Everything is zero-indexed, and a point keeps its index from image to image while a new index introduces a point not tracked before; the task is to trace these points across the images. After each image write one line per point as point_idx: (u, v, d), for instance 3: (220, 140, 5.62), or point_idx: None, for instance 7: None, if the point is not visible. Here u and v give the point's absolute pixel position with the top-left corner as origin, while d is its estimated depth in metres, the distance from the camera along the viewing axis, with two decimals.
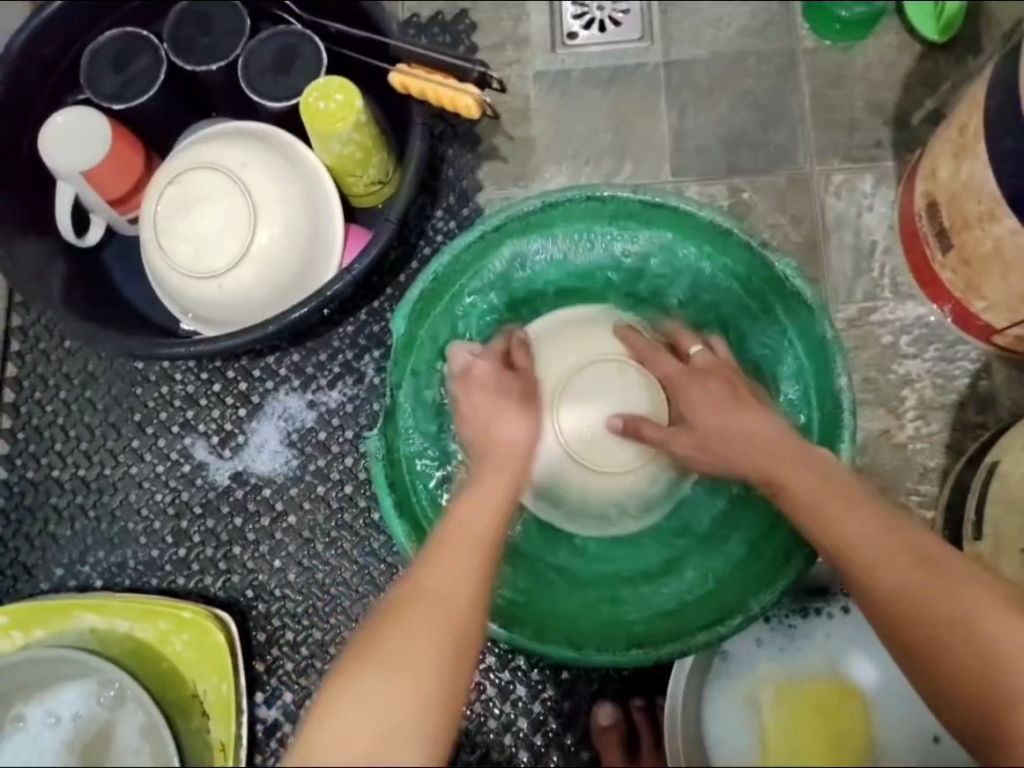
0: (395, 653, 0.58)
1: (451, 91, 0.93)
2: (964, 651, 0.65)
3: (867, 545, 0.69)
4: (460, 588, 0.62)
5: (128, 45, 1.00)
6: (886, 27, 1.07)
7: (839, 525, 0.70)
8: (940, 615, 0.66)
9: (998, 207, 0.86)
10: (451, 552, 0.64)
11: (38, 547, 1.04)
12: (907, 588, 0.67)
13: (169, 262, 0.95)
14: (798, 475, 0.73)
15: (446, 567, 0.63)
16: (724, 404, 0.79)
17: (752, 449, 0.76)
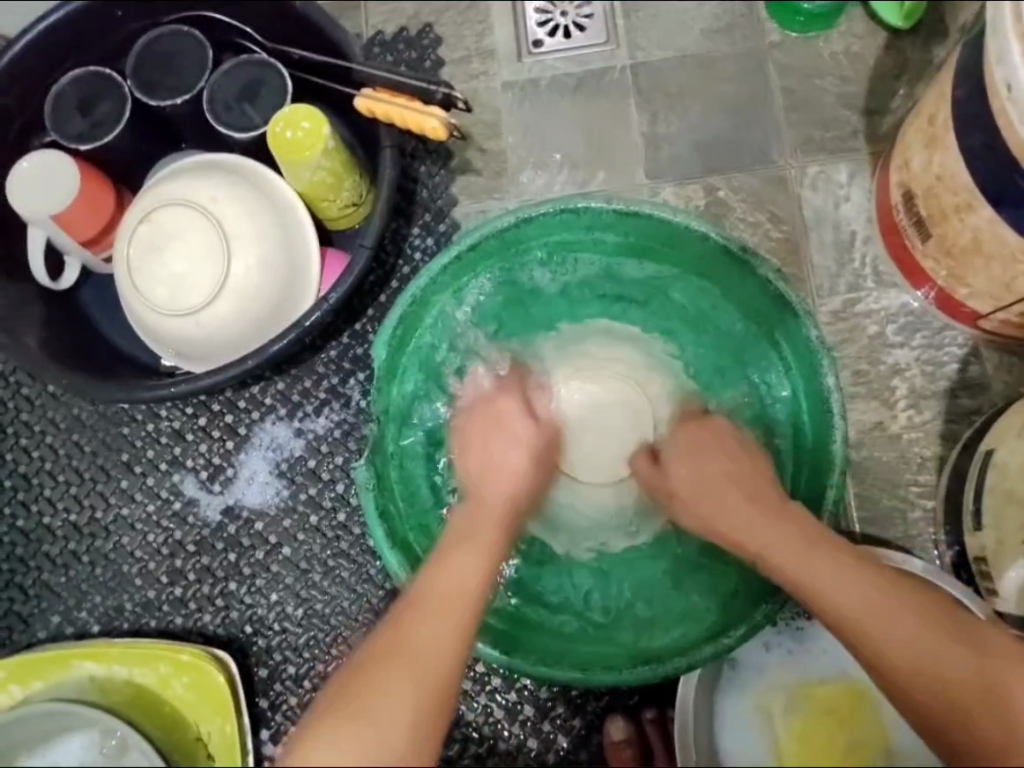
0: (388, 689, 0.61)
1: (416, 113, 0.92)
2: (983, 723, 0.64)
3: (871, 610, 0.68)
4: (450, 633, 0.66)
5: (93, 86, 0.99)
6: (851, 15, 1.07)
7: (833, 592, 0.69)
8: (961, 687, 0.65)
9: (973, 197, 0.85)
10: (442, 595, 0.69)
11: (33, 596, 1.02)
12: (925, 655, 0.66)
13: (145, 302, 0.94)
14: (790, 545, 0.73)
15: (441, 603, 0.68)
16: (720, 482, 0.80)
17: (750, 526, 0.76)
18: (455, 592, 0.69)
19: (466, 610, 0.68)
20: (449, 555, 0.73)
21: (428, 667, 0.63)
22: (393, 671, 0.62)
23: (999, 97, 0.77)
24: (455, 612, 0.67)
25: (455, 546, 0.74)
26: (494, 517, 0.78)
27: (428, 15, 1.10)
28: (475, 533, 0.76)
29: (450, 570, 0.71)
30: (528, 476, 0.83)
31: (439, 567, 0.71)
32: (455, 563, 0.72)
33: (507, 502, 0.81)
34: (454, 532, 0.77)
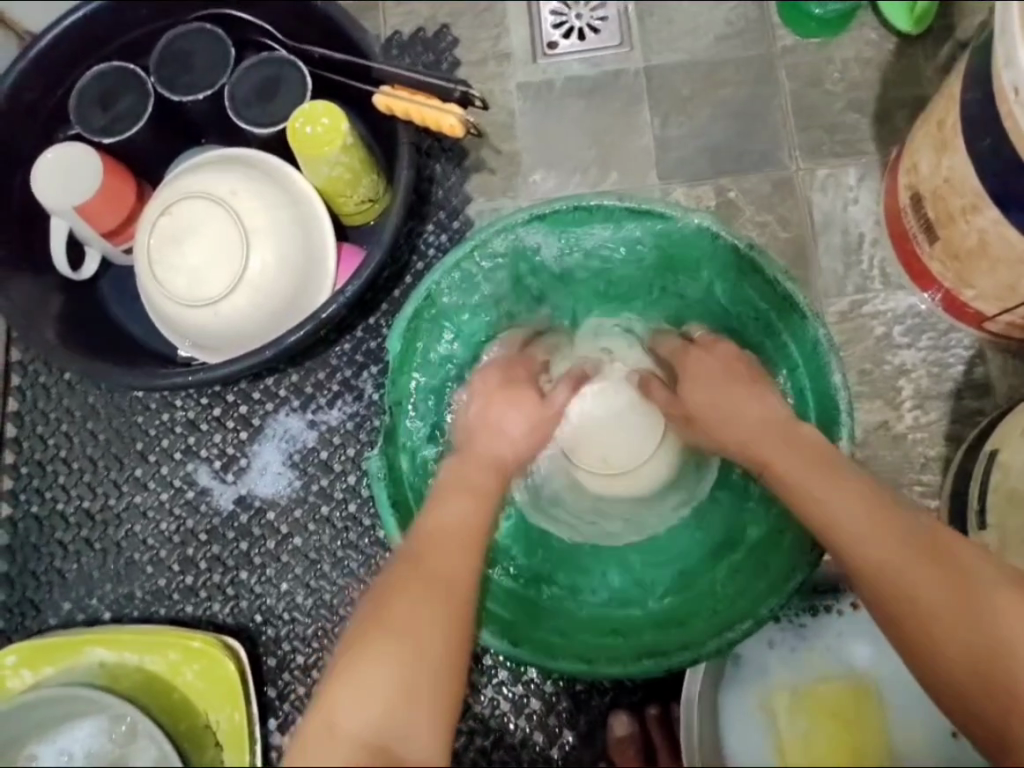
0: (407, 617, 0.64)
1: (434, 111, 0.94)
2: (955, 630, 0.67)
3: (859, 523, 0.71)
4: (459, 566, 0.69)
5: (116, 81, 1.01)
6: (861, 23, 1.09)
7: (828, 505, 0.72)
8: (938, 596, 0.68)
9: (980, 200, 0.87)
10: (444, 535, 0.71)
11: (45, 582, 1.03)
12: (901, 562, 0.69)
13: (164, 292, 0.96)
14: (794, 463, 0.76)
15: (444, 543, 0.70)
16: (724, 392, 0.84)
17: (754, 435, 0.80)
18: (453, 530, 0.72)
19: (468, 551, 0.70)
20: (442, 497, 0.75)
21: (441, 594, 0.66)
22: (410, 602, 0.65)
23: (1006, 100, 0.78)
24: (457, 550, 0.70)
25: (450, 490, 0.76)
26: (486, 465, 0.81)
27: (445, 17, 1.12)
28: (469, 478, 0.78)
29: (442, 510, 0.73)
30: (523, 436, 0.86)
31: (433, 508, 0.74)
32: (449, 505, 0.74)
33: (496, 457, 0.83)
34: (449, 478, 0.78)
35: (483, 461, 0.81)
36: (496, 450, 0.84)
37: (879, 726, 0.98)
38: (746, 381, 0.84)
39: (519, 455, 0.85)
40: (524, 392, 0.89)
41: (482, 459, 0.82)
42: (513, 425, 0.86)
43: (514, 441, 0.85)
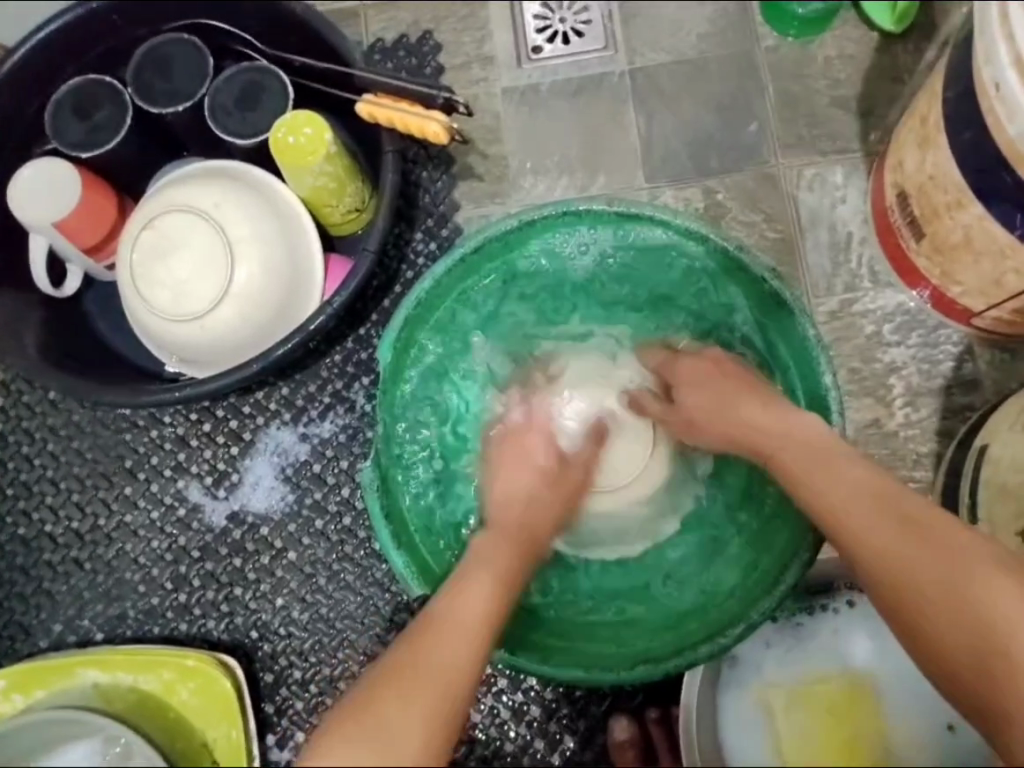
0: (405, 699, 0.60)
1: (418, 118, 0.93)
2: (970, 638, 0.67)
3: (849, 503, 0.72)
4: (467, 647, 0.66)
5: (94, 93, 0.99)
6: (844, 21, 1.09)
7: (819, 488, 0.74)
8: (945, 603, 0.68)
9: (964, 195, 0.87)
10: (459, 618, 0.68)
11: (34, 604, 1.02)
12: (910, 568, 0.69)
13: (149, 308, 0.94)
14: (781, 438, 0.79)
15: (457, 626, 0.67)
16: (746, 416, 0.82)
17: (750, 422, 0.82)
18: (470, 616, 0.69)
19: (479, 638, 0.68)
20: (465, 576, 0.74)
21: (441, 685, 0.62)
22: (409, 680, 0.62)
23: (987, 96, 0.78)
24: (468, 635, 0.67)
25: (470, 573, 0.74)
26: (509, 554, 0.78)
27: (427, 22, 1.11)
28: (490, 555, 0.77)
29: (464, 593, 0.71)
30: (542, 499, 0.86)
31: (453, 591, 0.71)
32: (469, 589, 0.72)
33: (522, 537, 0.81)
34: (472, 559, 0.77)
35: (508, 542, 0.80)
36: (516, 520, 0.83)
37: (877, 727, 0.98)
38: (750, 390, 0.84)
39: (541, 528, 0.84)
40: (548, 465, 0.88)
41: (506, 539, 0.80)
42: (526, 488, 0.86)
43: (536, 503, 0.85)
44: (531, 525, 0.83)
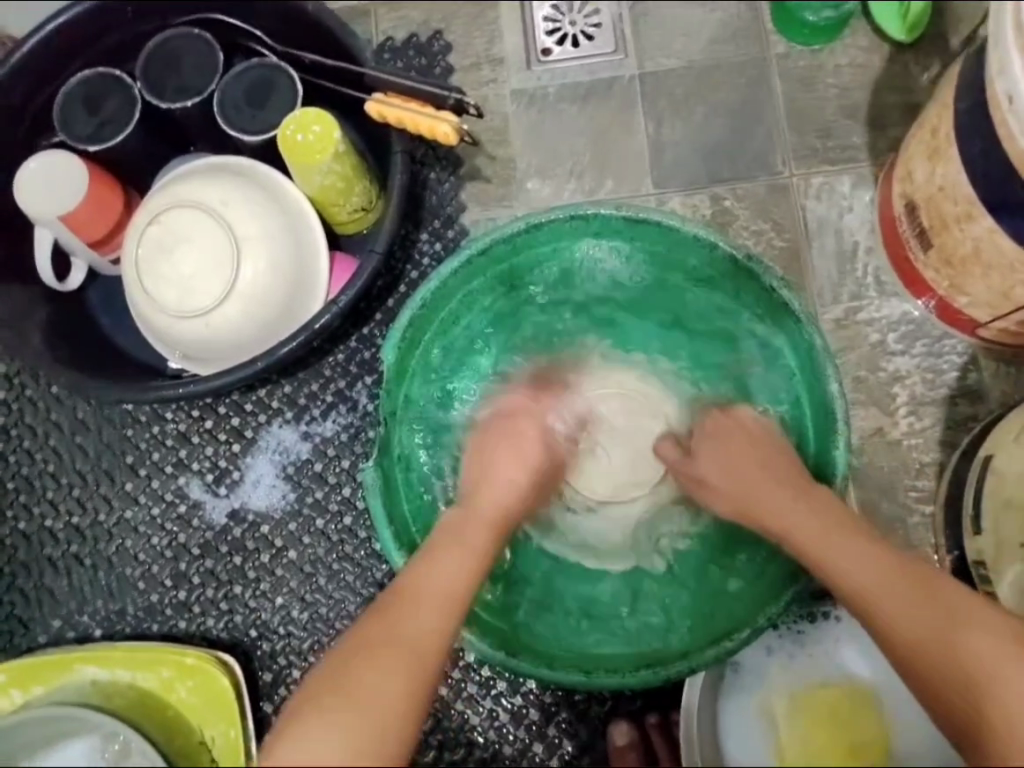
0: (370, 673, 0.63)
1: (428, 119, 0.93)
2: (961, 684, 0.67)
3: (867, 582, 0.73)
4: (433, 617, 0.68)
5: (102, 87, 0.99)
6: (855, 29, 1.09)
7: (835, 564, 0.74)
8: (937, 651, 0.69)
9: (973, 207, 0.87)
10: (428, 591, 0.70)
11: (33, 599, 1.01)
12: (919, 636, 0.69)
13: (153, 303, 0.94)
14: (793, 511, 0.79)
15: (422, 599, 0.69)
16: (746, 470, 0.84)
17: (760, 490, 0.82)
18: (438, 588, 0.71)
19: (445, 606, 0.69)
20: (434, 549, 0.75)
21: (408, 652, 0.65)
22: (377, 649, 0.65)
23: (1000, 109, 0.78)
24: (435, 607, 0.69)
25: (442, 545, 0.75)
26: (486, 523, 0.79)
27: (437, 22, 1.11)
28: (463, 530, 0.78)
29: (434, 566, 0.73)
30: (522, 475, 0.84)
31: (423, 563, 0.73)
32: (440, 563, 0.73)
33: (500, 509, 0.81)
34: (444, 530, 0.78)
35: (483, 515, 0.80)
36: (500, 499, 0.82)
37: (876, 736, 0.98)
38: (750, 445, 0.86)
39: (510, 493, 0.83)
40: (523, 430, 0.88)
41: (483, 512, 0.81)
42: (500, 461, 0.85)
43: (513, 475, 0.85)
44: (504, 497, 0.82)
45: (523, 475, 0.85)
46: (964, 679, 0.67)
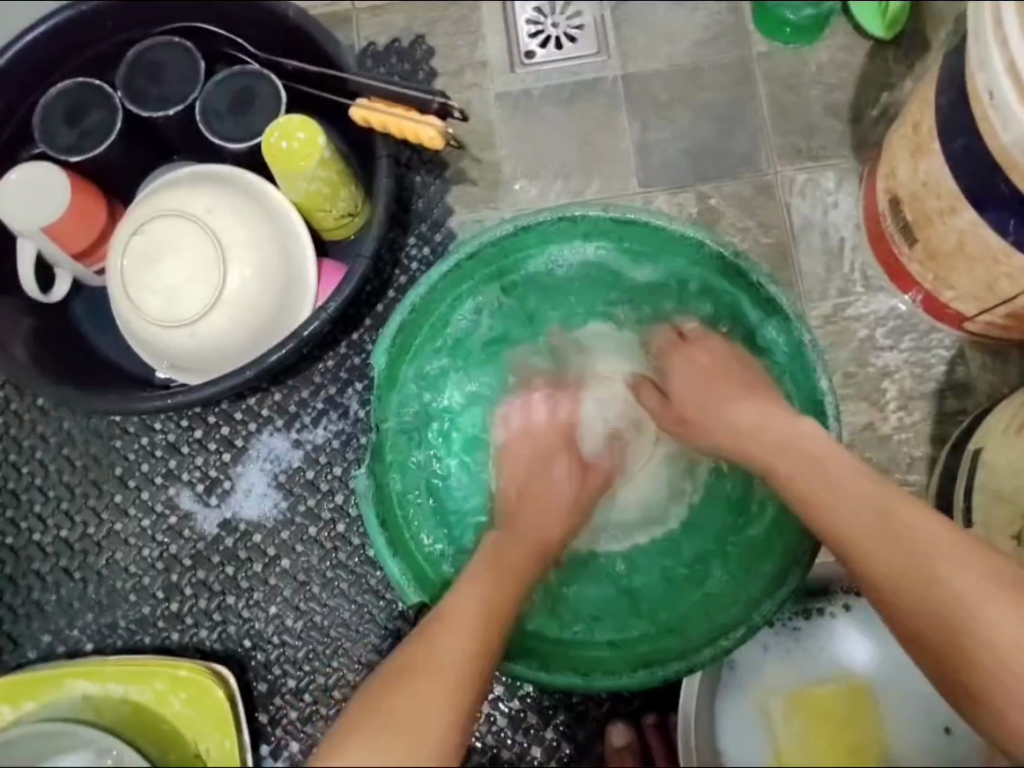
0: (412, 693, 0.60)
1: (413, 123, 0.93)
2: (956, 639, 0.68)
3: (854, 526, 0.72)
4: (472, 640, 0.67)
5: (83, 97, 0.98)
6: (835, 28, 1.10)
7: (828, 512, 0.74)
8: (930, 606, 0.69)
9: (957, 201, 0.87)
10: (466, 614, 0.69)
11: (23, 615, 1.00)
12: (904, 580, 0.70)
13: (140, 313, 0.93)
14: (784, 455, 0.78)
15: (462, 622, 0.68)
16: (736, 421, 0.82)
17: (747, 429, 0.81)
18: (476, 612, 0.70)
19: (485, 628, 0.68)
20: (471, 577, 0.75)
21: (455, 675, 0.63)
22: (422, 670, 0.62)
23: (981, 103, 0.79)
24: (475, 629, 0.68)
25: (479, 573, 0.75)
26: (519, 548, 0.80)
27: (420, 26, 1.11)
28: (501, 559, 0.78)
29: (471, 591, 0.72)
30: (552, 494, 0.85)
31: (462, 590, 0.72)
32: (476, 587, 0.73)
33: (533, 532, 0.82)
34: (484, 562, 0.77)
35: (521, 541, 0.80)
36: (532, 524, 0.82)
37: (875, 731, 0.98)
38: (727, 385, 0.85)
39: (544, 511, 0.84)
40: (547, 442, 0.89)
41: (518, 539, 0.81)
42: (534, 480, 0.86)
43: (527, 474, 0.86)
44: (539, 517, 0.83)
45: (556, 499, 0.85)
46: (958, 632, 0.68)
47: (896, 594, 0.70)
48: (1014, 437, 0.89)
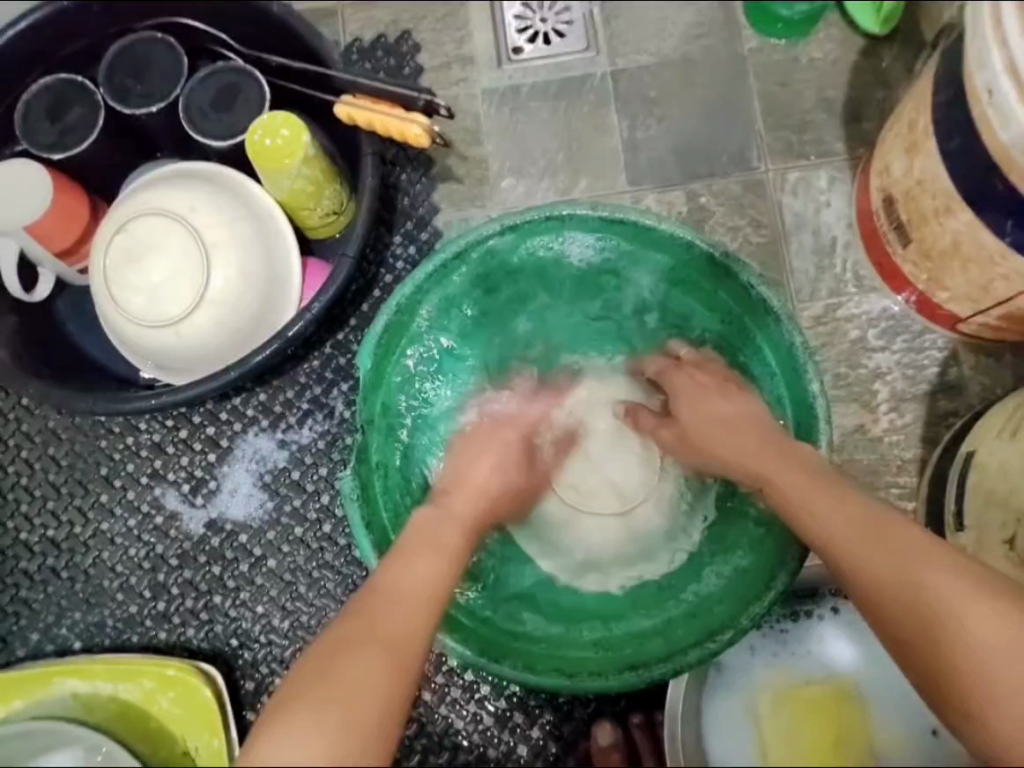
0: (356, 667, 0.62)
1: (398, 120, 0.91)
2: (924, 634, 0.68)
3: (852, 540, 0.72)
4: (413, 617, 0.67)
5: (65, 94, 0.97)
6: (830, 22, 1.07)
7: (824, 523, 0.74)
8: (898, 601, 0.69)
9: (953, 202, 0.86)
10: (406, 590, 0.69)
11: (11, 613, 1.01)
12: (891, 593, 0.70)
13: (123, 314, 0.93)
14: (784, 475, 0.79)
15: (404, 595, 0.69)
16: (724, 430, 0.85)
17: (734, 446, 0.84)
18: (420, 586, 0.70)
19: (426, 604, 0.69)
20: (415, 544, 0.74)
21: (393, 649, 0.64)
22: (363, 644, 0.63)
23: (978, 101, 0.77)
24: (414, 605, 0.68)
25: (418, 540, 0.75)
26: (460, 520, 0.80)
27: (406, 20, 1.09)
28: (443, 532, 0.77)
29: (410, 562, 0.72)
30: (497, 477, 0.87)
31: (400, 560, 0.72)
32: (416, 557, 0.73)
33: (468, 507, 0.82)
34: (420, 529, 0.77)
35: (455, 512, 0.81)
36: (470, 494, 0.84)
37: (862, 733, 0.98)
38: (727, 398, 0.87)
39: (490, 498, 0.85)
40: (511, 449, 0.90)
41: (452, 510, 0.81)
42: (476, 464, 0.86)
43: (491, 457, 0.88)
44: (481, 497, 0.84)
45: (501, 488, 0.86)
46: (934, 629, 0.67)
47: (874, 593, 0.71)
48: (1006, 441, 0.88)
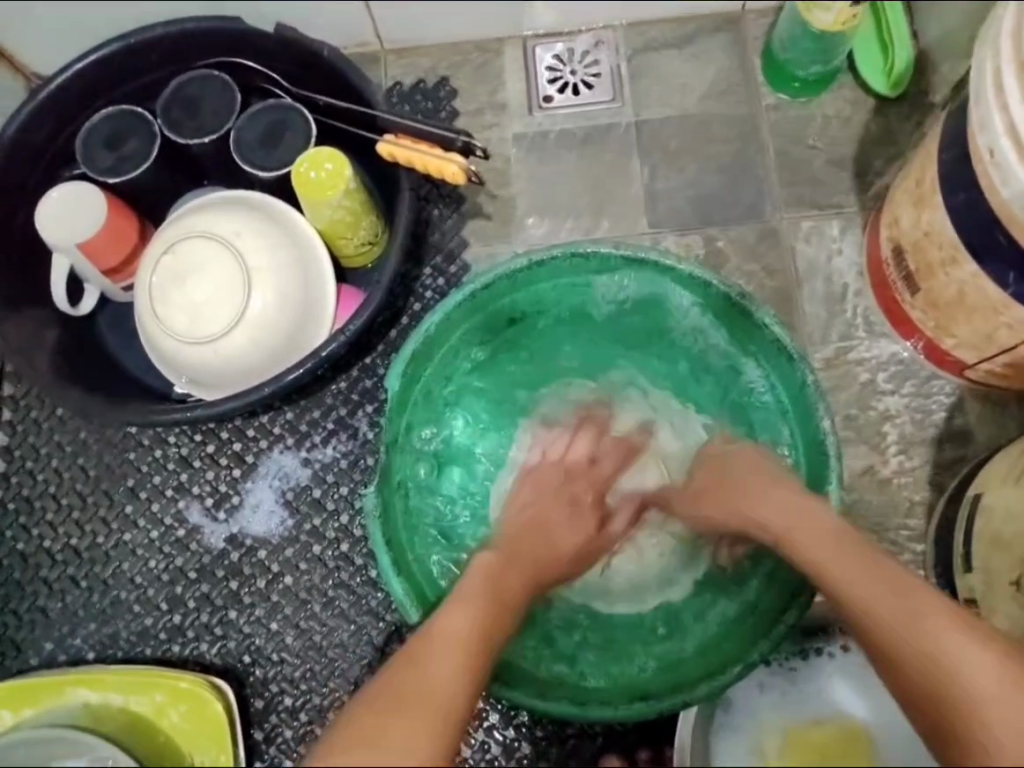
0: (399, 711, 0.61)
1: (437, 160, 0.97)
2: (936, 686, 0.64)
3: (853, 586, 0.71)
4: (460, 670, 0.67)
5: (124, 124, 1.04)
6: (842, 84, 1.14)
7: (831, 572, 0.73)
8: (896, 635, 0.67)
9: (958, 253, 0.90)
10: (451, 637, 0.70)
11: (28, 621, 1.02)
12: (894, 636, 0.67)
13: (165, 329, 0.97)
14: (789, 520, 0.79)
15: (451, 642, 0.69)
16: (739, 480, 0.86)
17: (743, 498, 0.84)
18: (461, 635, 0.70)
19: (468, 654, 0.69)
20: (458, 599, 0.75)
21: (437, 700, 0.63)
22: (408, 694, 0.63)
23: (981, 159, 0.83)
24: (460, 656, 0.68)
25: (466, 594, 0.76)
26: (515, 568, 0.82)
27: (444, 69, 1.17)
28: (490, 583, 0.78)
29: (454, 615, 0.73)
30: (551, 523, 0.88)
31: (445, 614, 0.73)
32: (459, 610, 0.73)
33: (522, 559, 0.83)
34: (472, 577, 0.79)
35: (503, 557, 0.83)
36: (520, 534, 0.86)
37: None
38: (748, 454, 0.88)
39: (551, 551, 0.86)
40: (567, 492, 0.92)
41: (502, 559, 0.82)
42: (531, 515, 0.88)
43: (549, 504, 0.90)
44: (541, 546, 0.86)
45: (562, 534, 0.88)
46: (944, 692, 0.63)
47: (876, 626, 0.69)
48: (1010, 483, 0.91)
